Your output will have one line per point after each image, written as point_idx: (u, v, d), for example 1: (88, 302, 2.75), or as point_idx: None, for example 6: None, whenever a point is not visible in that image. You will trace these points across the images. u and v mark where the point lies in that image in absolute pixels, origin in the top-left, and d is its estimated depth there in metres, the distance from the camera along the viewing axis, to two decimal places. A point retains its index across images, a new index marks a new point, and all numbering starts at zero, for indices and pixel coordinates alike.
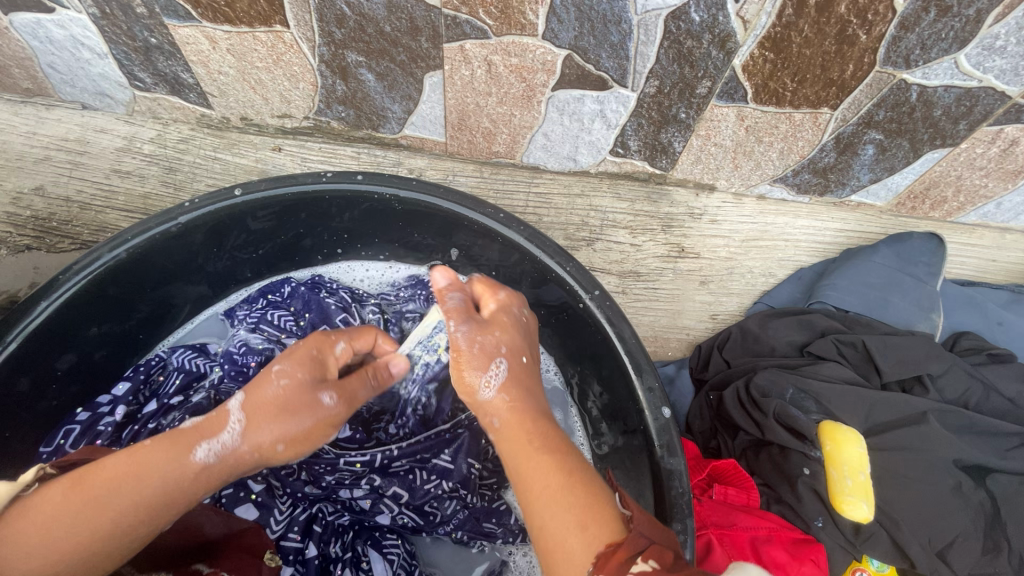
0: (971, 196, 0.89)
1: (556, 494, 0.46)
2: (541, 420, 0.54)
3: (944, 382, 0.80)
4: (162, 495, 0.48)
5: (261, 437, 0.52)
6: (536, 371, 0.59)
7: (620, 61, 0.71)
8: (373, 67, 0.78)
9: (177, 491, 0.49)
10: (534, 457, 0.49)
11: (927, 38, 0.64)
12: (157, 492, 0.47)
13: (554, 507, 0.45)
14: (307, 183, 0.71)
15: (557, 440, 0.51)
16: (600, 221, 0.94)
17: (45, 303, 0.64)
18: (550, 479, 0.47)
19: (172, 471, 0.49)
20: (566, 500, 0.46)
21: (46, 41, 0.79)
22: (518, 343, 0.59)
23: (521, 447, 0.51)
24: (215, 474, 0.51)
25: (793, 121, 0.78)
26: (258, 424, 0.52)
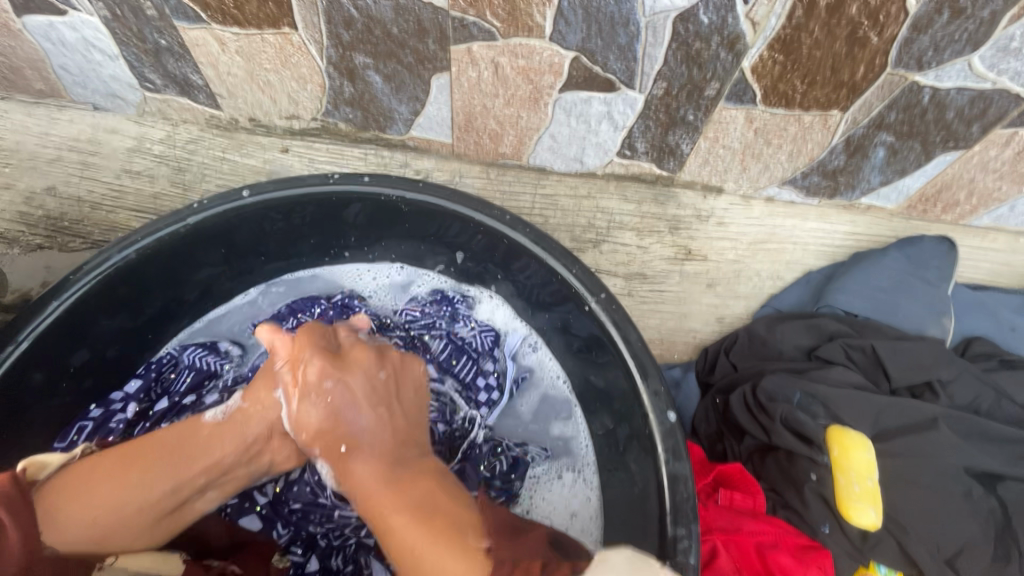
0: (984, 199, 0.88)
1: (418, 551, 0.53)
2: (407, 488, 0.59)
3: (955, 388, 0.80)
4: (194, 456, 0.61)
5: (257, 394, 0.67)
6: (359, 445, 0.63)
7: (628, 63, 0.71)
8: (381, 69, 0.78)
9: (203, 452, 0.62)
10: (402, 524, 0.55)
11: (940, 40, 0.63)
12: (192, 449, 0.62)
13: (435, 550, 0.52)
14: (314, 185, 0.71)
15: (430, 505, 0.57)
16: (607, 222, 0.93)
17: (56, 303, 0.65)
18: (410, 538, 0.54)
19: (200, 431, 0.63)
20: (449, 545, 0.52)
21: (58, 43, 0.80)
22: (353, 387, 0.66)
23: (389, 515, 0.57)
24: (234, 436, 0.64)
25: (803, 123, 0.77)
26: (257, 394, 0.67)
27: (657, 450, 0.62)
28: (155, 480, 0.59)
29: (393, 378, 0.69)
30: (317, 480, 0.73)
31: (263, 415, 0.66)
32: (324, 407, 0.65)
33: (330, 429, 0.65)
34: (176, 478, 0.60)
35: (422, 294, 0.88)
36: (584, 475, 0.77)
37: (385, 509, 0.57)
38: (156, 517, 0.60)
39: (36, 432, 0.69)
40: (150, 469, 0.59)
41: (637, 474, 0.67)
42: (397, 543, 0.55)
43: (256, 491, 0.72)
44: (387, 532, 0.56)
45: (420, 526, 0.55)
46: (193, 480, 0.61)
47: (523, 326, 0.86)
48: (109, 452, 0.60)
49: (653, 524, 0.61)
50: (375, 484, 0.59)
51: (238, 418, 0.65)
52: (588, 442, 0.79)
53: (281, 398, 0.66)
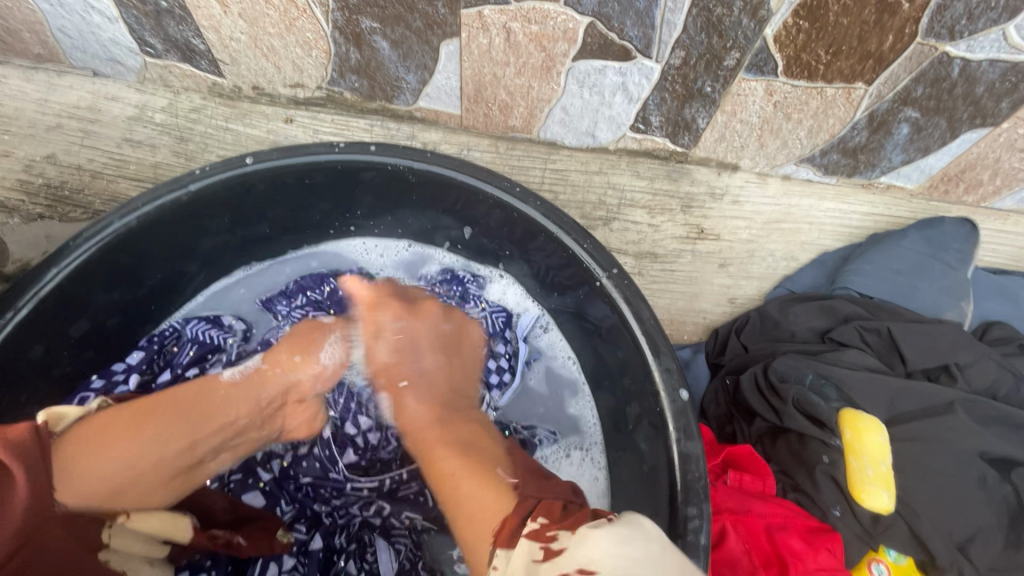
0: (1009, 180, 0.85)
1: (455, 481, 0.56)
2: (455, 428, 0.63)
3: (973, 373, 0.78)
4: (209, 414, 0.60)
5: (278, 354, 0.67)
6: (416, 387, 0.67)
7: (646, 30, 0.68)
8: (388, 35, 0.75)
9: (220, 409, 0.61)
10: (447, 459, 0.58)
11: (975, 7, 0.60)
12: (207, 407, 0.60)
13: (470, 482, 0.54)
14: (319, 153, 0.69)
15: (471, 446, 0.60)
16: (618, 199, 0.91)
17: (55, 270, 0.63)
18: (450, 470, 0.57)
19: (218, 388, 0.62)
20: (485, 482, 0.54)
21: (56, 4, 0.77)
22: (427, 331, 0.70)
23: (437, 449, 0.60)
24: (248, 397, 0.63)
25: (825, 97, 0.74)
26: (279, 351, 0.67)
27: (668, 429, 0.60)
28: (171, 436, 0.57)
29: (457, 333, 0.72)
30: (329, 455, 0.74)
31: (283, 376, 0.66)
32: (376, 346, 0.69)
33: (391, 364, 0.69)
34: (193, 435, 0.59)
35: (432, 272, 0.87)
36: (591, 454, 0.77)
37: (424, 435, 0.63)
38: (169, 474, 0.58)
39: (35, 403, 0.68)
40: (167, 424, 0.57)
41: (647, 453, 0.65)
42: (436, 472, 0.58)
43: (262, 467, 0.72)
44: (431, 461, 0.60)
45: (461, 460, 0.58)
46: (209, 438, 0.60)
47: (535, 307, 0.85)
48: (123, 407, 0.58)
49: (663, 503, 0.60)
50: (418, 419, 0.65)
51: (255, 379, 0.65)
52: (597, 422, 0.78)
53: (302, 359, 0.67)
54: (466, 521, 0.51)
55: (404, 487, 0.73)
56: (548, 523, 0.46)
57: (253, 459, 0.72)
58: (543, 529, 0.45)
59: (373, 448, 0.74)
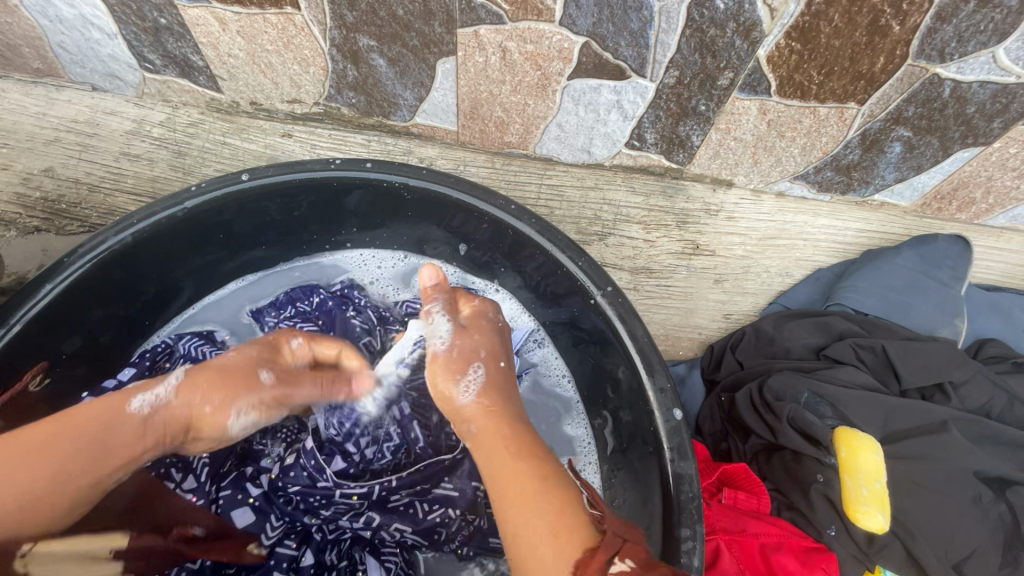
0: (1001, 198, 0.86)
1: (531, 498, 0.49)
2: (522, 428, 0.57)
3: (967, 391, 0.78)
4: (115, 447, 0.55)
5: (190, 393, 0.59)
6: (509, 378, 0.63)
7: (640, 50, 0.69)
8: (385, 52, 0.76)
9: (121, 450, 0.56)
10: (521, 463, 0.52)
11: (964, 30, 0.61)
12: (107, 442, 0.55)
13: (539, 506, 0.48)
14: (315, 169, 0.69)
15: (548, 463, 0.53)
16: (613, 215, 0.91)
17: (49, 286, 0.63)
18: (531, 478, 0.50)
19: (124, 425, 0.56)
20: (547, 503, 0.49)
21: (56, 20, 0.78)
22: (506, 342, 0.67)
23: (506, 453, 0.53)
24: (158, 433, 0.57)
25: (818, 116, 0.75)
26: (196, 389, 0.59)
27: (662, 449, 0.60)
28: (67, 473, 0.53)
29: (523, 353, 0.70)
30: (315, 463, 0.70)
31: (189, 420, 0.59)
32: (479, 327, 0.65)
33: (485, 343, 0.63)
34: (89, 476, 0.54)
35: None
36: (586, 474, 0.76)
37: (505, 432, 0.55)
38: (74, 502, 0.55)
39: None
40: (61, 466, 0.52)
41: (641, 472, 0.65)
42: (516, 484, 0.50)
43: (251, 482, 0.71)
44: (506, 460, 0.52)
45: (537, 478, 0.51)
46: (109, 473, 0.56)
47: (528, 322, 0.85)
48: (20, 434, 0.54)
49: (658, 524, 0.60)
50: (502, 417, 0.57)
51: (166, 420, 0.58)
52: (590, 440, 0.78)
53: (213, 412, 0.59)
54: (525, 547, 0.46)
55: (395, 497, 0.71)
56: (633, 565, 0.44)
57: (243, 474, 0.71)
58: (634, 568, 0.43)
59: (365, 461, 0.73)
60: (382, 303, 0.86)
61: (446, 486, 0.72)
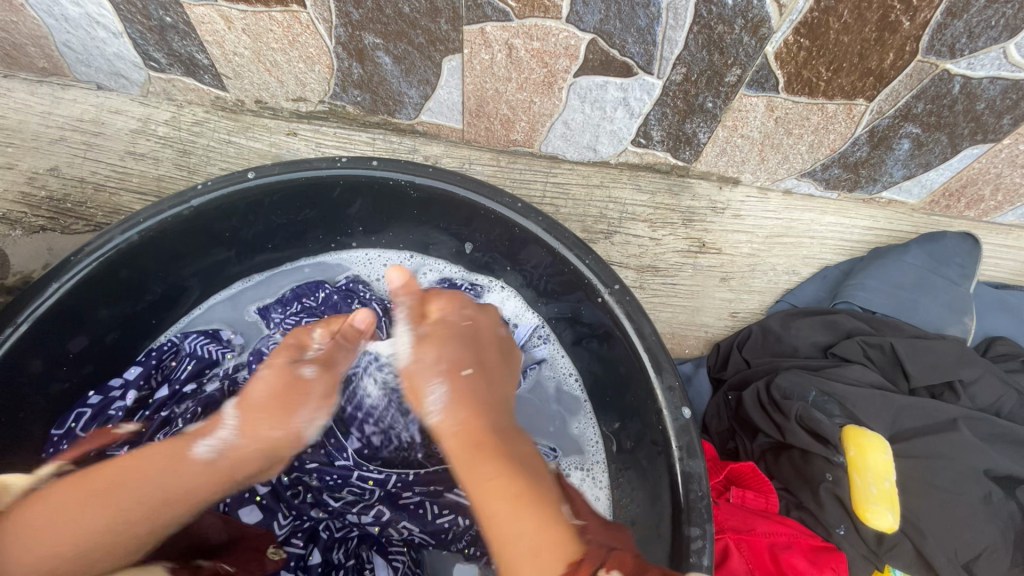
0: (1010, 195, 0.85)
1: (511, 520, 0.44)
2: (497, 433, 0.51)
3: (977, 389, 0.78)
4: (178, 494, 0.54)
5: (257, 431, 0.57)
6: (484, 379, 0.56)
7: (647, 47, 0.69)
8: (391, 50, 0.75)
9: (187, 493, 0.54)
10: (491, 474, 0.47)
11: (975, 26, 0.60)
12: (171, 490, 0.53)
13: (524, 526, 0.44)
14: (320, 168, 0.69)
15: (532, 475, 0.48)
16: (618, 213, 0.91)
17: (56, 285, 0.63)
18: (502, 488, 0.46)
19: (191, 470, 0.55)
20: (538, 523, 0.44)
21: (61, 19, 0.78)
22: (468, 333, 0.60)
23: (476, 463, 0.48)
24: (223, 475, 0.56)
25: (826, 113, 0.74)
26: (259, 425, 0.58)
27: (670, 447, 0.60)
28: (128, 520, 0.51)
29: (503, 342, 0.64)
30: (335, 443, 0.71)
31: (262, 448, 0.58)
32: (440, 331, 0.58)
33: (447, 350, 0.57)
34: (154, 522, 0.53)
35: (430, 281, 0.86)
36: (593, 474, 0.76)
37: (479, 439, 0.50)
38: (133, 552, 0.52)
39: (31, 419, 0.68)
40: (123, 512, 0.51)
41: (648, 471, 0.65)
42: (486, 501, 0.46)
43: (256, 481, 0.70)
44: (472, 468, 0.48)
45: (515, 490, 0.46)
46: (173, 519, 0.54)
47: (534, 317, 0.84)
48: (78, 481, 0.53)
49: (665, 522, 0.60)
50: (477, 421, 0.51)
51: (230, 456, 0.56)
52: (597, 436, 0.78)
53: (280, 433, 0.58)
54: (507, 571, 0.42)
55: (407, 493, 0.71)
56: None
57: None
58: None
59: (376, 450, 0.73)
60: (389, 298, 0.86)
61: (458, 491, 0.72)
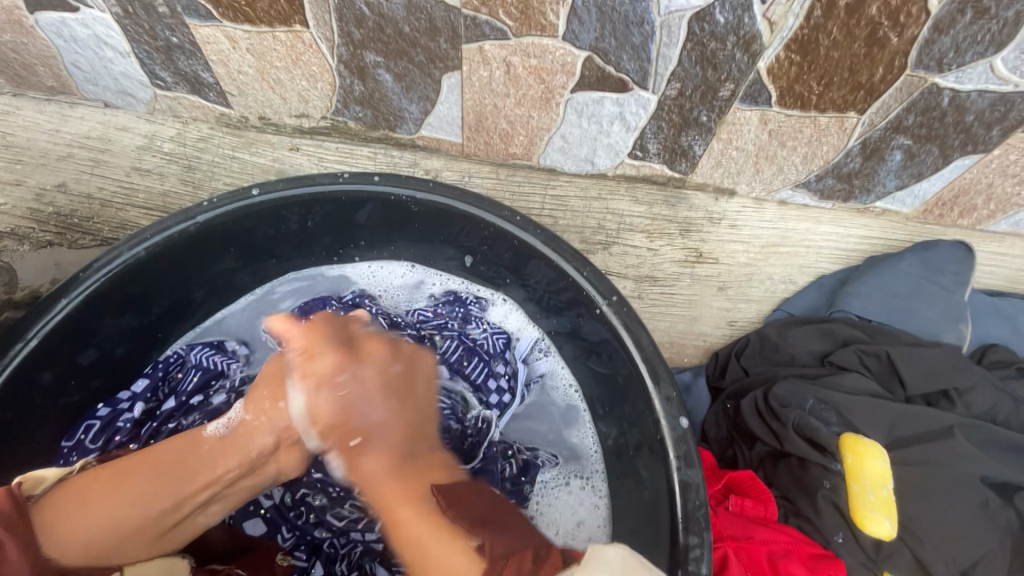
0: (1003, 204, 0.86)
1: (426, 550, 0.55)
2: (411, 481, 0.61)
3: (972, 397, 0.79)
4: (192, 470, 0.61)
5: (258, 403, 0.67)
6: (369, 446, 0.63)
7: (642, 63, 0.70)
8: (391, 68, 0.77)
9: (205, 466, 0.62)
10: (408, 525, 0.58)
11: (961, 41, 0.62)
12: (189, 464, 0.62)
13: (443, 555, 0.53)
14: (323, 183, 0.71)
15: (437, 507, 0.59)
16: (617, 224, 0.92)
17: (66, 299, 0.65)
18: (416, 529, 0.57)
19: (203, 447, 0.64)
20: (449, 549, 0.54)
21: (71, 40, 0.80)
22: (371, 388, 0.65)
23: (395, 510, 0.59)
24: (235, 448, 0.64)
25: (818, 126, 0.76)
26: (258, 400, 0.67)
27: (668, 457, 0.61)
28: (153, 495, 0.59)
29: (407, 373, 0.69)
30: None
31: (270, 423, 0.66)
32: (325, 393, 0.65)
33: (341, 421, 0.64)
34: (176, 494, 0.60)
35: (435, 294, 0.88)
36: (592, 482, 0.77)
37: (391, 493, 0.61)
38: (156, 533, 0.59)
39: (43, 431, 0.69)
40: (149, 483, 0.59)
41: (648, 480, 0.66)
42: (405, 538, 0.58)
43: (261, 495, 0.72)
44: (394, 523, 0.59)
45: (427, 525, 0.57)
46: (193, 496, 0.61)
47: (535, 331, 0.86)
48: (105, 467, 0.61)
49: (665, 531, 0.61)
50: (389, 475, 0.62)
51: (240, 431, 0.66)
52: (598, 450, 0.78)
53: (285, 405, 0.67)
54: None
55: None
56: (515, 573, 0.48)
57: None
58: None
59: None
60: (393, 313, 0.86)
61: None
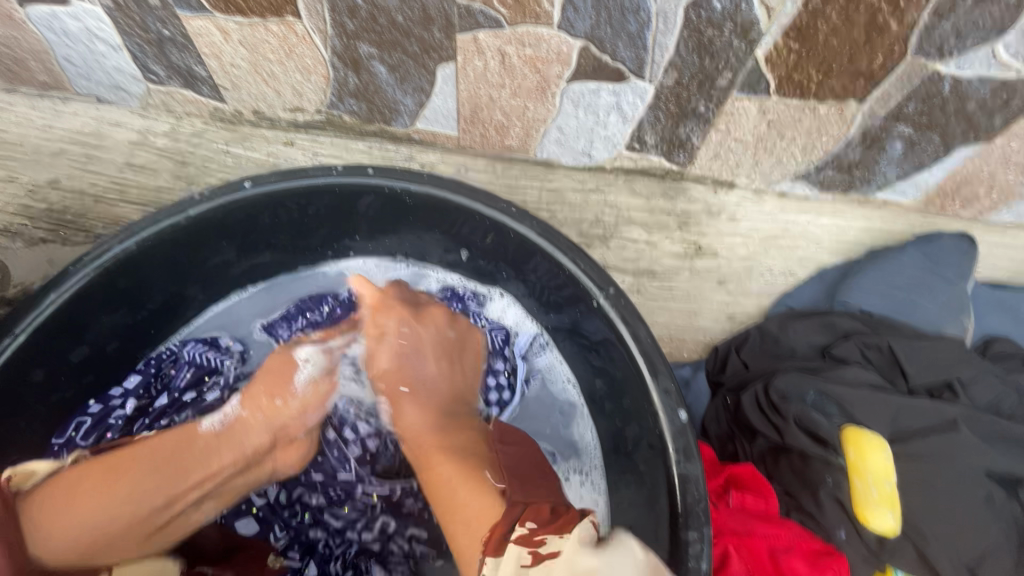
0: (1005, 195, 0.85)
1: (453, 488, 0.56)
2: (452, 433, 0.63)
3: (976, 390, 0.77)
4: (187, 466, 0.60)
5: (255, 400, 0.67)
6: (417, 394, 0.68)
7: (638, 52, 0.69)
8: (385, 59, 0.76)
9: (202, 462, 0.61)
10: (443, 466, 0.59)
11: (962, 26, 0.61)
12: (187, 459, 0.60)
13: (470, 489, 0.55)
14: (316, 176, 0.70)
15: (470, 456, 0.60)
16: (614, 217, 0.91)
17: (55, 294, 0.64)
18: (451, 478, 0.57)
19: (199, 442, 0.62)
20: (480, 489, 0.55)
21: (61, 34, 0.79)
22: (428, 342, 0.71)
23: (432, 458, 0.60)
24: (232, 444, 0.63)
25: (817, 115, 0.75)
26: (257, 396, 0.68)
27: (667, 450, 0.60)
28: (147, 491, 0.57)
29: (461, 341, 0.74)
30: (339, 454, 0.73)
31: (266, 421, 0.66)
32: (387, 342, 0.72)
33: (394, 369, 0.70)
34: (170, 491, 0.59)
35: (432, 290, 0.87)
36: (591, 478, 0.75)
37: (426, 447, 0.62)
38: (148, 529, 0.58)
39: (32, 428, 0.68)
40: (142, 479, 0.58)
41: (646, 475, 0.65)
42: (436, 480, 0.58)
43: (254, 493, 0.70)
44: (430, 468, 0.60)
45: (459, 467, 0.58)
46: (186, 492, 0.60)
47: (533, 326, 0.85)
48: (96, 462, 0.59)
49: (664, 527, 0.59)
50: (432, 424, 0.64)
51: (236, 428, 0.65)
52: (597, 446, 0.77)
53: (282, 403, 0.67)
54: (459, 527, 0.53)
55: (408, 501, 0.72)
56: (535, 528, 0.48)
57: None
58: (534, 531, 0.47)
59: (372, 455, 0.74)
60: None
61: None
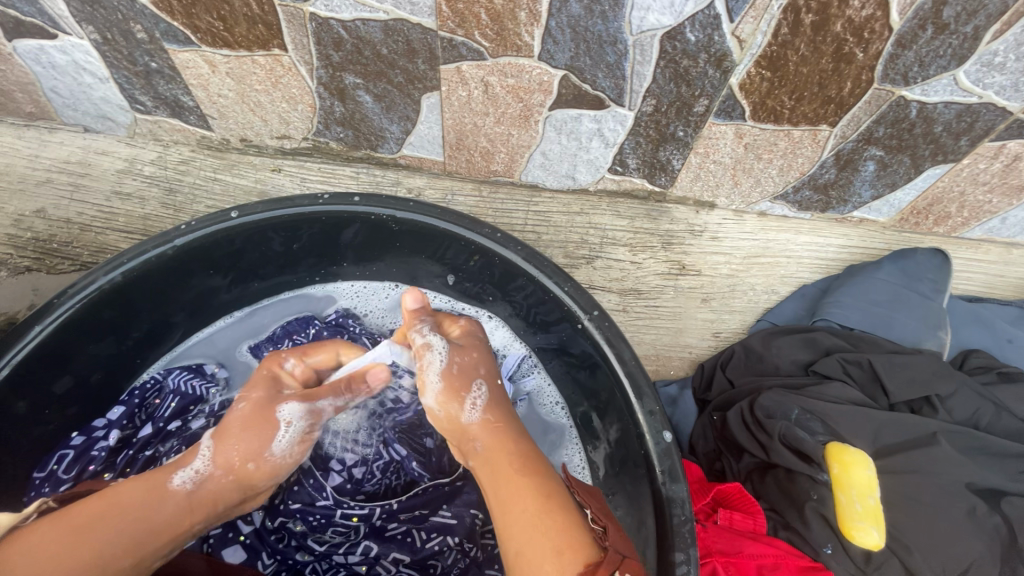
0: (975, 212, 0.88)
1: (549, 502, 0.51)
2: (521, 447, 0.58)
3: (954, 403, 0.79)
4: (160, 526, 0.55)
5: (228, 454, 0.60)
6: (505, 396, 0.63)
7: (617, 81, 0.71)
8: (370, 89, 0.78)
9: (174, 520, 0.56)
10: (526, 478, 0.53)
11: (925, 55, 0.63)
12: (157, 518, 0.55)
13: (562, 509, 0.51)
14: (303, 205, 0.71)
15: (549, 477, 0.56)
16: (600, 238, 0.93)
17: (39, 327, 0.63)
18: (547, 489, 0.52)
19: (170, 499, 0.57)
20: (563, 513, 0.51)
21: (48, 66, 0.80)
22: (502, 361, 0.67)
23: (512, 470, 0.54)
24: (204, 505, 0.58)
25: (792, 138, 0.77)
26: (231, 448, 0.60)
27: (654, 473, 0.60)
28: (117, 553, 0.52)
29: None
30: (318, 480, 0.72)
31: (236, 482, 0.61)
32: (474, 351, 0.64)
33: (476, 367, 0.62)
34: (141, 551, 0.54)
35: None
36: None
37: (510, 451, 0.56)
38: None
39: (15, 462, 0.67)
40: (112, 539, 0.52)
41: (634, 496, 0.65)
42: (517, 488, 0.52)
43: (240, 520, 0.70)
44: (515, 474, 0.53)
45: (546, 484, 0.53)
46: (160, 547, 0.55)
47: (522, 348, 0.85)
48: (62, 515, 0.53)
49: (652, 547, 0.60)
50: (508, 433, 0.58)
51: (207, 486, 0.59)
52: (585, 465, 0.78)
53: (255, 468, 0.61)
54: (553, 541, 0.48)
55: (392, 526, 0.71)
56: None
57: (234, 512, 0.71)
58: None
59: (357, 483, 0.75)
60: (379, 333, 0.85)
61: (445, 512, 0.72)
